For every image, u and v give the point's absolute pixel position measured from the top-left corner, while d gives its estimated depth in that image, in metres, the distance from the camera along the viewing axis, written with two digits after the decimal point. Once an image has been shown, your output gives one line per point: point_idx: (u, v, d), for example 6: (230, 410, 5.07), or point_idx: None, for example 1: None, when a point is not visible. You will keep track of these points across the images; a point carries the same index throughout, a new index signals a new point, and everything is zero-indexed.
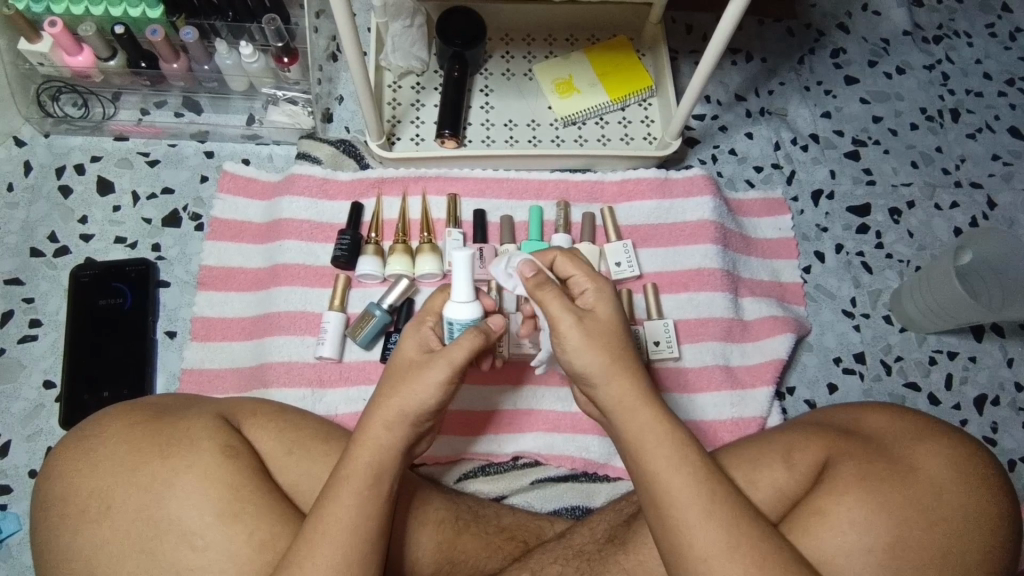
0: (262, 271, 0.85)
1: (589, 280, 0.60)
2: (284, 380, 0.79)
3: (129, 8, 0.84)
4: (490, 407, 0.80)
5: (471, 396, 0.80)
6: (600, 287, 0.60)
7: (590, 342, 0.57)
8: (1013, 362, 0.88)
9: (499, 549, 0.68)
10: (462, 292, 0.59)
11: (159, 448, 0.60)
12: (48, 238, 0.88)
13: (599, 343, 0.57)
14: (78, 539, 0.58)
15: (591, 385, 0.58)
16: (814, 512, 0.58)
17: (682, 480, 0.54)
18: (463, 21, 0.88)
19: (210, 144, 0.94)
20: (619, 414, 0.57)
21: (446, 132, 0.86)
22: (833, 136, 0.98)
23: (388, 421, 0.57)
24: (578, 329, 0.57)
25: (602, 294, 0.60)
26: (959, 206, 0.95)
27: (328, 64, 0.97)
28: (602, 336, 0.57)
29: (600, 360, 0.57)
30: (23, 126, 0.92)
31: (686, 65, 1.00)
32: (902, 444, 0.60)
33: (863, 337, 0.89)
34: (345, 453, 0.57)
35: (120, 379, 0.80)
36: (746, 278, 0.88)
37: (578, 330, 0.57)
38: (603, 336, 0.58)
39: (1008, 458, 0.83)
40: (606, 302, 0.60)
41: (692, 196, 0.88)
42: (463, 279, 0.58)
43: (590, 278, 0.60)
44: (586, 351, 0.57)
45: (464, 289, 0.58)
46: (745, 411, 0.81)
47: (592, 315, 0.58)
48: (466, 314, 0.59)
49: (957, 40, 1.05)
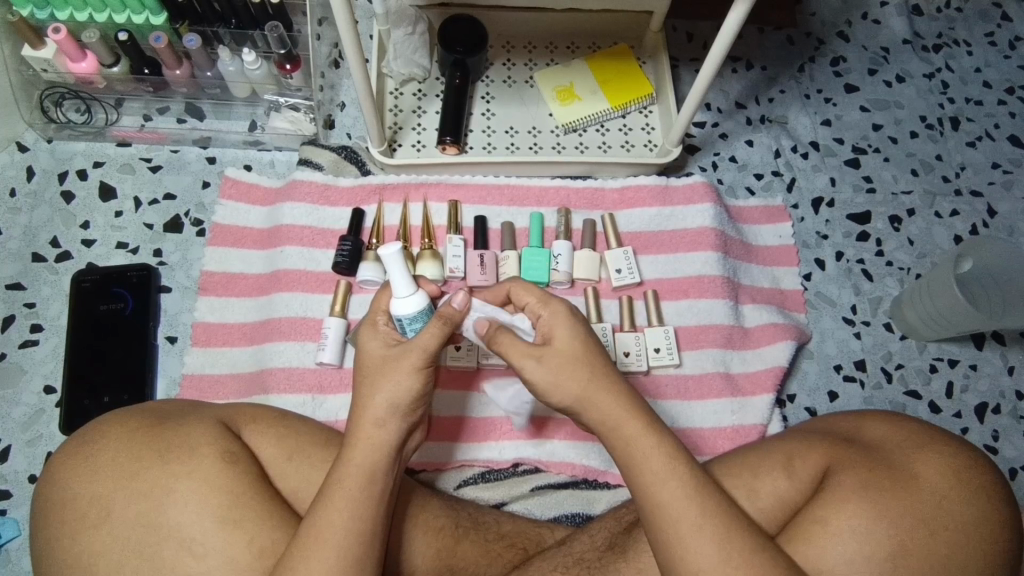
0: (263, 277, 0.85)
1: (542, 304, 0.59)
2: (284, 387, 0.80)
3: (132, 15, 0.84)
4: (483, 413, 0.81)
5: (458, 399, 0.81)
6: (567, 308, 0.59)
7: (561, 375, 0.56)
8: (1013, 370, 0.88)
9: (499, 556, 0.67)
10: (402, 288, 0.57)
11: (159, 453, 0.60)
12: (50, 243, 0.88)
13: (568, 375, 0.56)
14: (77, 545, 0.58)
15: (575, 411, 0.58)
16: (814, 521, 0.58)
17: (672, 493, 0.54)
18: (464, 29, 0.89)
19: (212, 151, 0.94)
20: (603, 431, 0.57)
21: (447, 139, 0.87)
22: (833, 143, 0.99)
23: (373, 418, 0.57)
24: (541, 369, 0.56)
25: (563, 317, 0.58)
26: (959, 214, 0.96)
27: (331, 71, 0.98)
28: (573, 359, 0.57)
29: (575, 389, 0.56)
30: (26, 131, 0.93)
31: (687, 73, 1.01)
32: (901, 453, 0.60)
33: (863, 344, 0.89)
34: (339, 457, 0.57)
35: (121, 384, 0.81)
36: (747, 286, 0.88)
37: (540, 370, 0.56)
38: (572, 362, 0.57)
39: (1010, 466, 0.83)
40: (563, 323, 0.58)
41: (693, 204, 0.89)
42: (400, 274, 0.57)
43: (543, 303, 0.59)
44: (560, 386, 0.56)
45: (403, 284, 0.57)
46: (745, 418, 0.81)
47: (553, 347, 0.57)
48: (412, 308, 0.58)
49: (957, 48, 1.05)
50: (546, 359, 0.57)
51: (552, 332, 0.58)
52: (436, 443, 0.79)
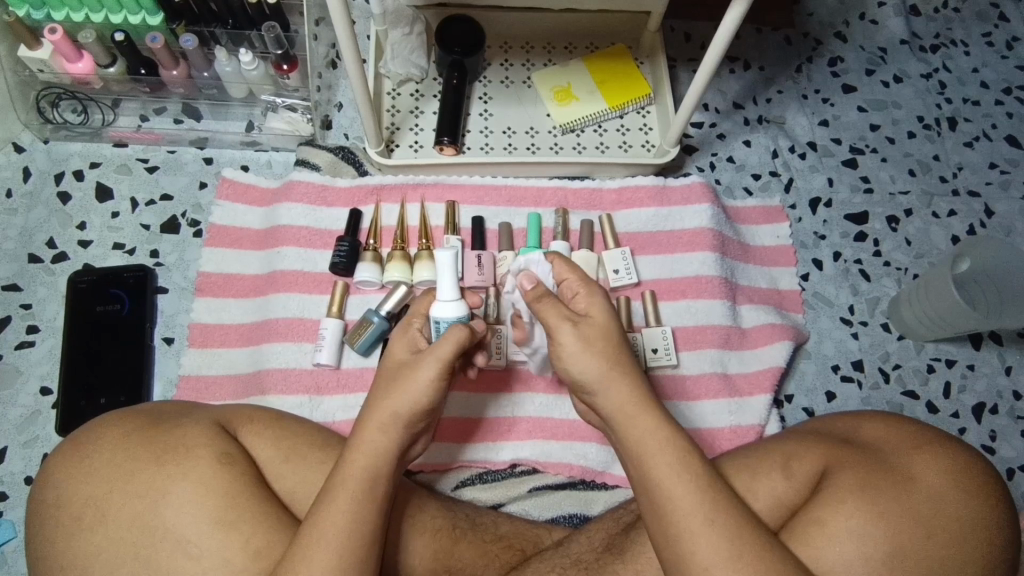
0: (260, 277, 0.85)
1: (582, 284, 0.61)
2: (281, 387, 0.80)
3: (129, 15, 0.84)
4: (487, 413, 0.81)
5: (468, 402, 0.81)
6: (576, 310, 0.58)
7: (590, 349, 0.58)
8: (1011, 370, 0.88)
9: (496, 558, 0.67)
10: (447, 292, 0.60)
11: (155, 455, 0.60)
12: (46, 244, 0.88)
13: (597, 351, 0.58)
14: (72, 548, 0.58)
15: (591, 391, 0.59)
16: (815, 521, 0.57)
17: (684, 487, 0.54)
18: (462, 29, 0.89)
19: (209, 151, 0.94)
20: (620, 422, 0.57)
21: (445, 140, 0.87)
22: (831, 143, 0.99)
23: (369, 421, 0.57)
24: (575, 335, 0.58)
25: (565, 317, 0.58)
26: (956, 214, 0.96)
27: (328, 72, 0.98)
28: (602, 339, 0.58)
29: (598, 367, 0.57)
30: (23, 132, 0.92)
31: (685, 73, 1.00)
32: (901, 453, 0.60)
33: (861, 344, 0.89)
34: (344, 458, 0.57)
35: (117, 386, 0.80)
36: (744, 286, 0.88)
37: (573, 336, 0.58)
38: (603, 341, 0.58)
39: (1007, 466, 0.83)
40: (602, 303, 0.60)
41: (690, 203, 0.89)
42: (449, 278, 0.60)
43: (584, 283, 0.61)
44: (583, 358, 0.58)
45: (449, 288, 0.60)
46: (743, 419, 0.81)
47: (589, 319, 0.59)
48: (451, 313, 0.60)
49: (954, 48, 1.05)
50: (584, 329, 0.58)
51: (590, 310, 0.60)
52: (437, 444, 0.79)
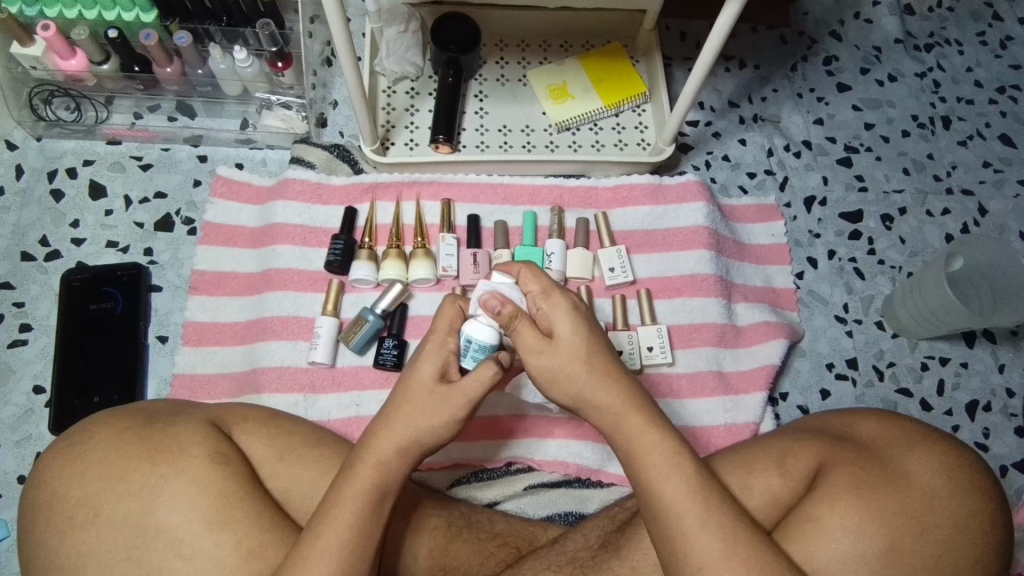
0: (255, 275, 0.85)
1: (544, 297, 0.58)
2: (276, 386, 0.79)
3: (122, 12, 0.84)
4: (502, 412, 0.80)
5: (503, 401, 0.80)
6: (554, 302, 0.58)
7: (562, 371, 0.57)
8: (1004, 367, 0.88)
9: (492, 555, 0.67)
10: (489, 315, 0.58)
11: (149, 453, 0.60)
12: (39, 242, 0.87)
13: (574, 361, 0.57)
14: (65, 547, 0.58)
15: (577, 403, 0.58)
16: (807, 519, 0.58)
17: (674, 488, 0.54)
18: (458, 28, 0.89)
19: (204, 149, 0.93)
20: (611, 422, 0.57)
21: (440, 137, 0.86)
22: (826, 142, 0.99)
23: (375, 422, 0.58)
24: (541, 366, 0.57)
25: (561, 313, 0.58)
26: (950, 212, 0.96)
27: (323, 69, 0.98)
28: (572, 358, 0.57)
29: (583, 371, 0.57)
30: (15, 129, 0.92)
31: (680, 71, 1.01)
32: (894, 451, 0.60)
33: (855, 342, 0.89)
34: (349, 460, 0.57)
35: (111, 384, 0.80)
36: (740, 284, 0.88)
37: (545, 360, 0.57)
38: (573, 358, 0.57)
39: (1000, 463, 0.84)
40: (568, 317, 0.57)
41: (686, 202, 0.89)
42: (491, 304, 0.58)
43: (545, 294, 0.58)
44: (564, 368, 0.57)
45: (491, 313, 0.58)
46: (738, 417, 0.81)
47: (555, 339, 0.57)
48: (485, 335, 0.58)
49: (948, 48, 1.06)
50: (549, 354, 0.57)
51: (553, 325, 0.58)
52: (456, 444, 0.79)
